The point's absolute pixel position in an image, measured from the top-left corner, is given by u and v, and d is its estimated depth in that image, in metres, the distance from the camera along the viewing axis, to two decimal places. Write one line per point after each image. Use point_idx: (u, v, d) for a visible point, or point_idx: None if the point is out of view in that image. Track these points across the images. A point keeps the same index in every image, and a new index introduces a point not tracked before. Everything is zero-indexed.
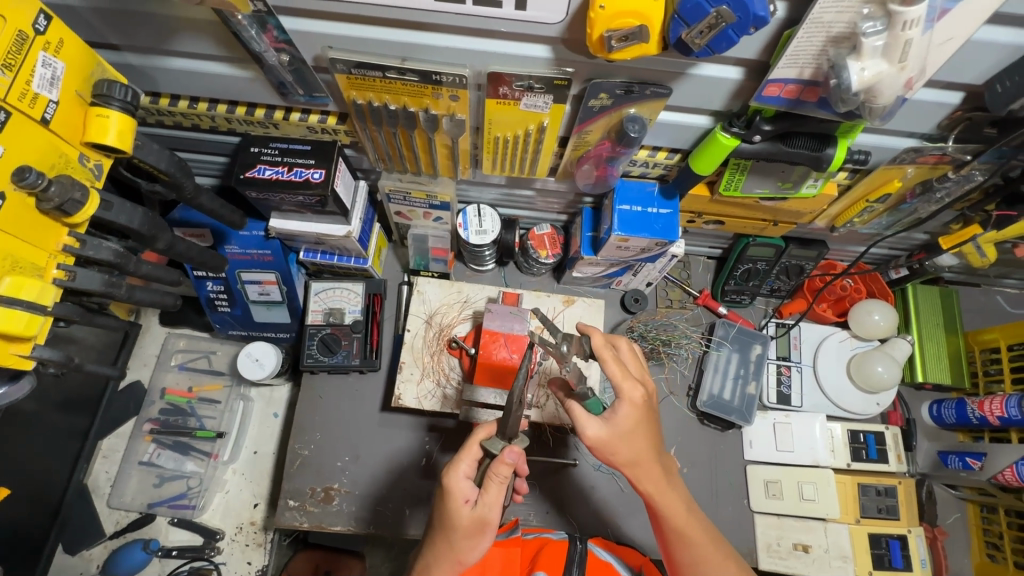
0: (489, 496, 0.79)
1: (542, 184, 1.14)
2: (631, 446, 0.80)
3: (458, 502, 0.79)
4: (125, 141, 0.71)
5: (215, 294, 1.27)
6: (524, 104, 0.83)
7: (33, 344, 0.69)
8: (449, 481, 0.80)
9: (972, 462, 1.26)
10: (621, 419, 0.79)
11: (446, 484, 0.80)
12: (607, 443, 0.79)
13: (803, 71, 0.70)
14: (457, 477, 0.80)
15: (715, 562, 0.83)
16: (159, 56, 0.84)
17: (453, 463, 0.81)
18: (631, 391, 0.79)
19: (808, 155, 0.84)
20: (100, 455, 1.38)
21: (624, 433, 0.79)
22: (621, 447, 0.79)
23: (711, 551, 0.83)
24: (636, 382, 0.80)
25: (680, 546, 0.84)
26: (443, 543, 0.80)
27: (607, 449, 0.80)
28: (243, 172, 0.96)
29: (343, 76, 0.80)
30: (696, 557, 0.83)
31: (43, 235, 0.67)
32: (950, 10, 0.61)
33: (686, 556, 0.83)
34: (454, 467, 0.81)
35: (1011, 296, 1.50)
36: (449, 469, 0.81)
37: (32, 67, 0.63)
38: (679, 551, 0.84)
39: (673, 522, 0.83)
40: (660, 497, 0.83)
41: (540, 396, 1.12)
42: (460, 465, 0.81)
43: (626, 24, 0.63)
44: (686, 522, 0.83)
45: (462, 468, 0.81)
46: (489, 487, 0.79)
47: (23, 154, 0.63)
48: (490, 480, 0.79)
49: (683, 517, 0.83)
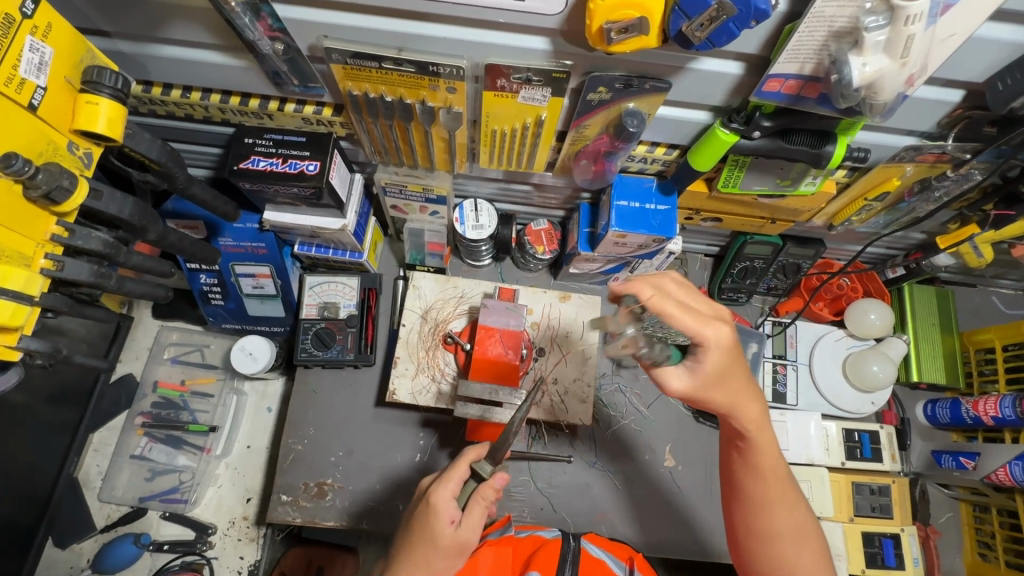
0: (471, 518, 0.82)
1: (539, 179, 1.13)
2: (727, 385, 0.76)
3: (443, 522, 0.80)
4: (116, 129, 0.70)
5: (209, 287, 1.26)
6: (521, 97, 0.82)
7: (20, 334, 0.68)
8: (436, 498, 0.81)
9: (966, 462, 1.27)
10: (703, 366, 0.74)
11: (433, 501, 0.81)
12: (692, 390, 0.77)
13: (804, 66, 0.69)
14: (445, 495, 0.81)
15: (785, 499, 0.82)
16: (151, 44, 0.83)
17: (441, 481, 0.83)
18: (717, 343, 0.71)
19: (808, 152, 0.83)
20: (91, 448, 1.37)
21: (707, 378, 0.75)
22: (718, 390, 0.76)
23: (785, 494, 0.82)
24: (719, 323, 0.71)
25: (755, 479, 0.83)
26: (420, 562, 0.80)
27: (699, 397, 0.77)
28: (237, 164, 0.95)
29: (339, 66, 0.79)
30: (770, 495, 0.82)
31: (31, 224, 0.66)
32: (953, 5, 0.60)
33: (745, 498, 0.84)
34: (443, 485, 0.82)
35: (1007, 297, 1.51)
36: (436, 487, 0.82)
37: (20, 51, 0.61)
38: (753, 487, 0.83)
39: (753, 463, 0.82)
40: (754, 433, 0.80)
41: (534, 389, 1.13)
42: (448, 484, 0.82)
43: (625, 16, 0.62)
44: (768, 472, 0.82)
45: (450, 487, 0.82)
46: (472, 509, 0.82)
47: (11, 142, 0.62)
48: (475, 502, 0.82)
49: (768, 469, 0.82)
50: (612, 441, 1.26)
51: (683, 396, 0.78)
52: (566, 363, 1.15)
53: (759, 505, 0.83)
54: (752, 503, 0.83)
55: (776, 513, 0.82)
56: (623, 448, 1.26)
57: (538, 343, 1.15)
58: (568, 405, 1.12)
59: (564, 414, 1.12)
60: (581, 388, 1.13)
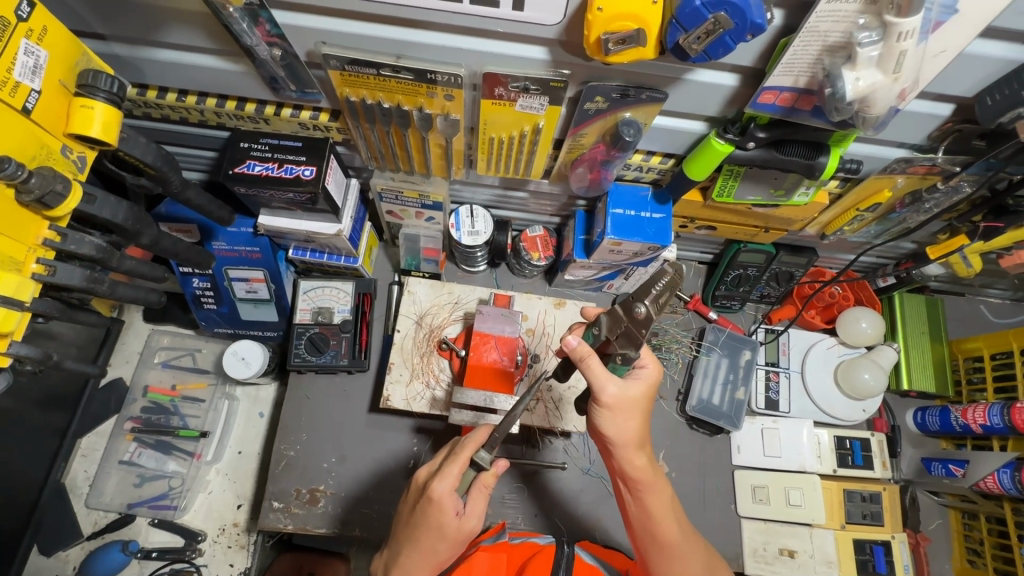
0: (475, 506, 0.83)
1: (535, 186, 1.13)
2: (626, 408, 0.82)
3: (450, 515, 0.80)
4: (110, 133, 0.70)
5: (201, 291, 1.25)
6: (519, 105, 0.82)
7: (10, 340, 0.68)
8: (439, 494, 0.80)
9: (955, 469, 1.29)
10: (628, 393, 0.82)
11: (435, 498, 0.80)
12: (613, 405, 0.81)
13: (798, 79, 0.70)
14: (447, 490, 0.80)
15: (685, 550, 0.86)
16: (147, 47, 0.83)
17: (441, 474, 0.81)
18: (649, 374, 0.85)
19: (801, 163, 0.84)
20: (78, 454, 1.35)
21: (620, 406, 0.81)
22: (623, 407, 0.82)
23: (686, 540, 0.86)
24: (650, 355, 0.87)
25: (658, 527, 0.85)
26: (427, 552, 0.82)
27: (608, 407, 0.81)
28: (233, 168, 0.95)
29: (336, 72, 0.79)
30: (673, 542, 0.85)
31: (22, 228, 0.66)
32: (944, 23, 0.61)
33: (651, 540, 0.86)
34: (442, 480, 0.80)
35: (995, 306, 1.53)
36: (437, 483, 0.80)
37: (14, 54, 0.61)
38: (656, 528, 0.85)
39: (648, 509, 0.85)
40: (647, 485, 0.85)
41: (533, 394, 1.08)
42: (449, 478, 0.81)
43: (623, 28, 0.62)
44: (661, 515, 0.85)
45: (451, 481, 0.80)
46: (476, 497, 0.83)
47: (4, 145, 0.62)
48: (477, 490, 0.83)
49: (663, 512, 0.85)
50: None
51: (602, 403, 0.81)
52: (562, 370, 1.15)
53: (665, 552, 0.85)
54: (652, 541, 0.86)
55: (680, 559, 0.85)
56: None
57: (535, 351, 1.15)
58: (563, 413, 1.11)
59: (560, 421, 1.11)
60: (576, 396, 1.13)
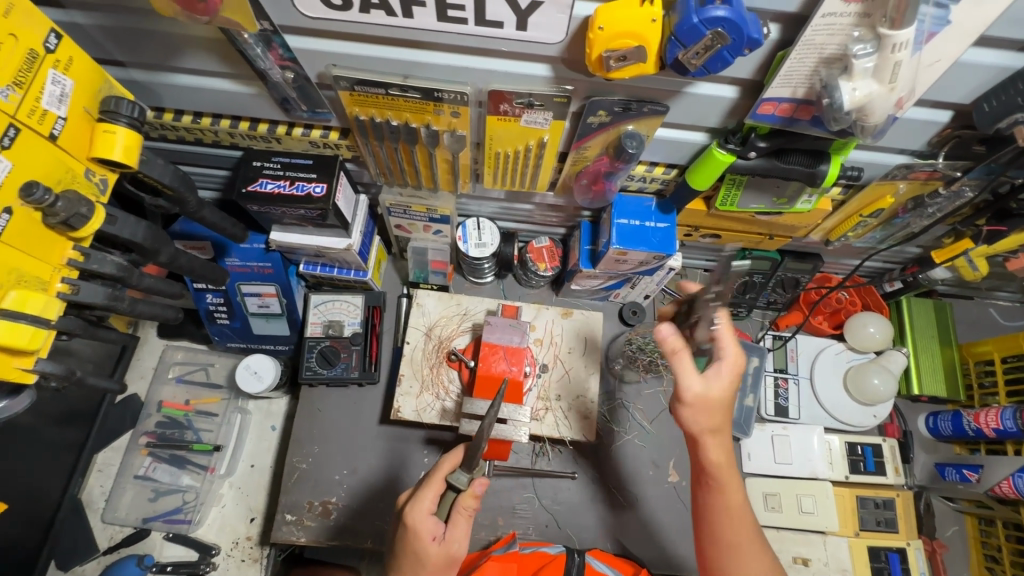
0: (456, 530, 0.84)
1: (541, 199, 1.15)
2: (715, 399, 0.85)
3: (425, 540, 0.82)
4: (131, 156, 0.73)
5: (215, 306, 1.27)
6: (523, 120, 0.84)
7: (36, 358, 0.70)
8: (413, 519, 0.83)
9: (969, 475, 1.27)
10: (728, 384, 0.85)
11: (410, 522, 0.83)
12: (695, 400, 0.85)
13: (796, 90, 0.71)
14: (421, 514, 0.84)
15: (751, 546, 0.87)
16: (165, 73, 0.86)
17: (416, 500, 0.85)
18: (730, 367, 0.85)
19: (802, 171, 0.85)
20: (94, 469, 1.37)
21: (706, 397, 0.85)
22: (708, 400, 0.85)
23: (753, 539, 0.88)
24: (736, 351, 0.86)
25: (727, 525, 0.88)
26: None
27: (691, 399, 0.85)
28: (246, 186, 0.97)
29: (346, 93, 0.81)
30: (736, 540, 0.87)
31: (47, 249, 0.68)
32: (936, 34, 0.63)
33: (728, 534, 0.88)
34: (417, 505, 0.84)
35: (1005, 309, 1.52)
36: (413, 507, 0.84)
37: (42, 84, 0.64)
38: (721, 526, 0.88)
39: (728, 504, 0.87)
40: (721, 478, 0.88)
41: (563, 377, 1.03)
42: (423, 502, 0.84)
43: (624, 45, 0.64)
44: (738, 510, 0.87)
45: (425, 505, 0.84)
46: (456, 521, 0.85)
47: (31, 170, 0.64)
48: (457, 514, 0.85)
49: (738, 507, 0.87)
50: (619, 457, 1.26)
51: (682, 395, 0.85)
52: (570, 378, 1.15)
53: (729, 550, 0.88)
54: (730, 536, 0.87)
55: (745, 557, 0.87)
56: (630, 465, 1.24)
57: (542, 361, 1.16)
58: (572, 422, 1.12)
59: (569, 431, 1.12)
60: (584, 405, 1.13)
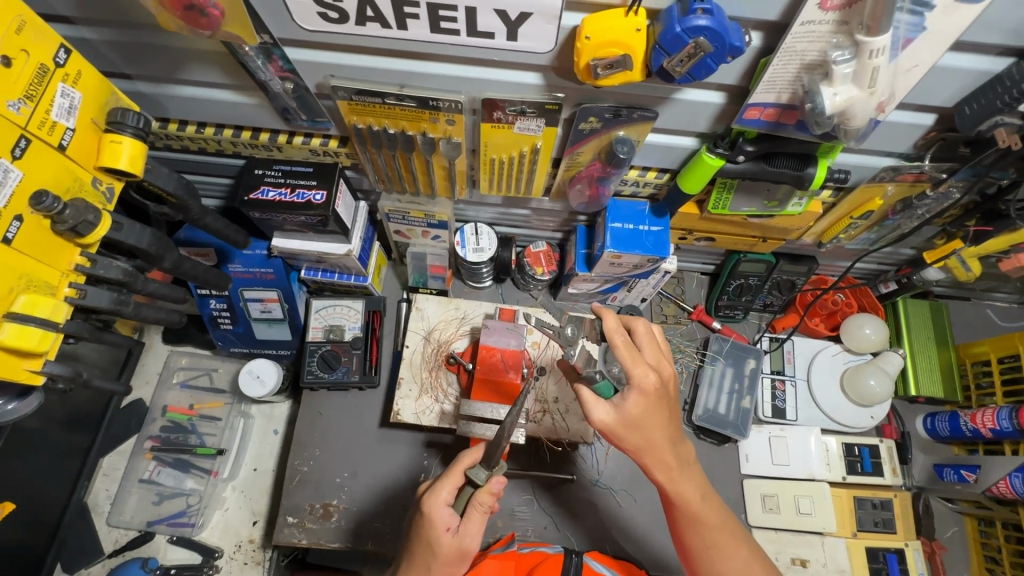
0: (470, 525, 0.84)
1: (537, 204, 1.18)
2: (642, 431, 0.85)
3: (440, 530, 0.83)
4: (137, 165, 0.75)
5: (218, 312, 1.30)
6: (517, 127, 0.86)
7: (44, 360, 0.72)
8: (430, 508, 0.84)
9: (967, 475, 1.28)
10: (626, 404, 0.84)
11: (427, 511, 0.84)
12: (617, 427, 0.85)
13: (781, 96, 0.73)
14: (437, 504, 0.84)
15: (726, 545, 0.90)
16: (170, 85, 0.89)
17: (434, 490, 0.86)
18: (631, 397, 0.83)
19: (791, 175, 0.87)
20: (100, 473, 1.39)
21: (631, 422, 0.84)
22: (631, 432, 0.84)
23: (722, 538, 0.90)
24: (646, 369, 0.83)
25: (692, 530, 0.90)
26: (421, 569, 0.84)
27: (616, 433, 0.85)
28: (248, 194, 1.00)
29: (344, 102, 0.84)
30: (707, 543, 0.90)
31: (56, 255, 0.71)
32: (914, 40, 0.64)
33: (696, 532, 0.90)
34: (435, 495, 0.85)
35: (1002, 310, 1.53)
36: (430, 496, 0.85)
37: (51, 97, 0.67)
38: (692, 531, 0.90)
39: (688, 508, 0.89)
40: (674, 485, 0.89)
41: (580, 325, 1.06)
42: (441, 492, 0.85)
43: (610, 54, 0.67)
44: (699, 508, 0.89)
45: (442, 496, 0.85)
46: (471, 515, 0.85)
47: (40, 179, 0.67)
48: (473, 509, 0.85)
49: (697, 503, 0.89)
50: (617, 458, 1.27)
51: (605, 429, 0.85)
52: (567, 381, 1.17)
53: (702, 553, 0.91)
54: (698, 533, 0.90)
55: (719, 556, 0.90)
56: (627, 466, 1.26)
57: (540, 363, 1.17)
58: (569, 423, 1.14)
59: (566, 432, 1.13)
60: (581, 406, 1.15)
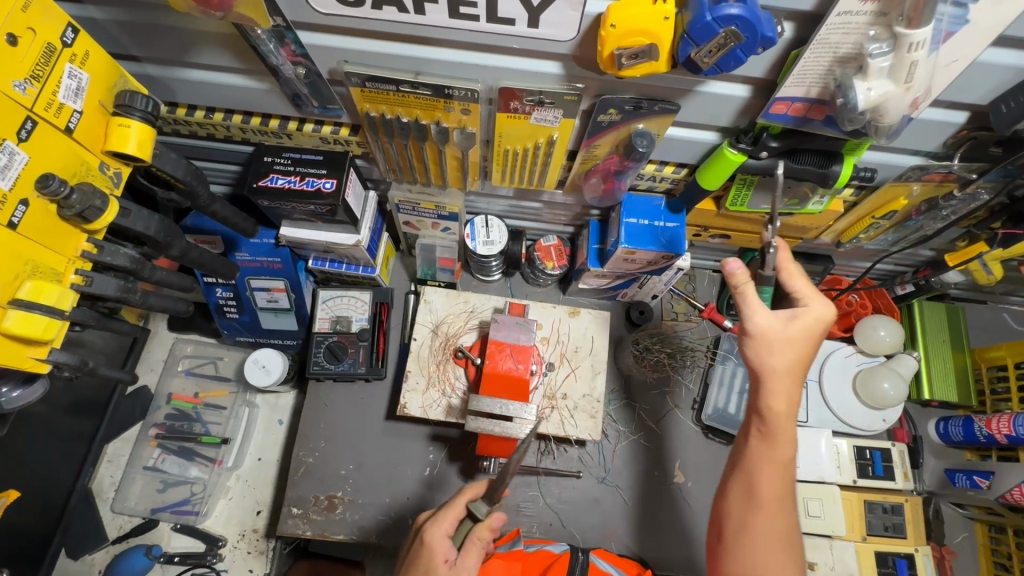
0: (468, 560, 0.81)
1: (549, 197, 1.15)
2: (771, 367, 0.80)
3: (436, 561, 0.81)
4: (145, 150, 0.74)
5: (225, 300, 1.28)
6: (533, 118, 0.84)
7: (49, 348, 0.71)
8: (430, 538, 0.83)
9: (980, 481, 1.26)
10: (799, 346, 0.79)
11: (427, 540, 0.83)
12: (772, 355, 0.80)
13: (810, 90, 0.71)
14: (438, 534, 0.83)
15: (770, 530, 0.79)
16: (179, 68, 0.87)
17: (435, 520, 0.85)
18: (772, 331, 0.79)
19: (814, 172, 0.84)
20: (105, 459, 1.39)
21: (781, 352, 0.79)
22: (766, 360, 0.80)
23: (773, 526, 0.79)
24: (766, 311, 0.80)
25: (747, 499, 0.81)
26: None
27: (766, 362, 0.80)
28: (257, 181, 0.98)
29: (357, 89, 0.81)
30: (756, 522, 0.80)
31: (62, 241, 0.69)
32: (955, 33, 0.62)
33: (755, 502, 0.80)
34: (437, 524, 0.84)
35: (1018, 314, 1.50)
36: (430, 525, 0.85)
37: (59, 78, 0.65)
38: (741, 502, 0.82)
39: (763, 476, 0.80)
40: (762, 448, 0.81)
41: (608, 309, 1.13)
42: (441, 523, 0.84)
43: (636, 43, 0.64)
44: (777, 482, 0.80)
45: (444, 526, 0.84)
46: (469, 551, 0.82)
47: (47, 163, 0.65)
48: (472, 544, 0.82)
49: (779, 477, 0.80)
50: (622, 456, 1.26)
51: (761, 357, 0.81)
52: (575, 379, 1.15)
53: (741, 526, 0.81)
54: (756, 505, 0.80)
55: (757, 538, 0.79)
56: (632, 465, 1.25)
57: (548, 359, 1.16)
58: (577, 421, 1.12)
59: (574, 430, 1.11)
60: (590, 404, 1.13)
